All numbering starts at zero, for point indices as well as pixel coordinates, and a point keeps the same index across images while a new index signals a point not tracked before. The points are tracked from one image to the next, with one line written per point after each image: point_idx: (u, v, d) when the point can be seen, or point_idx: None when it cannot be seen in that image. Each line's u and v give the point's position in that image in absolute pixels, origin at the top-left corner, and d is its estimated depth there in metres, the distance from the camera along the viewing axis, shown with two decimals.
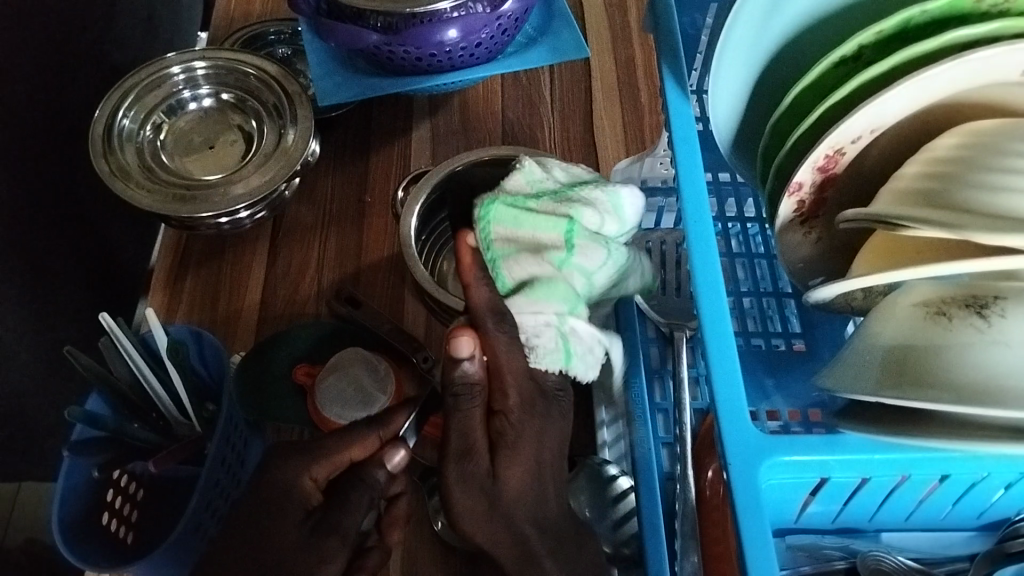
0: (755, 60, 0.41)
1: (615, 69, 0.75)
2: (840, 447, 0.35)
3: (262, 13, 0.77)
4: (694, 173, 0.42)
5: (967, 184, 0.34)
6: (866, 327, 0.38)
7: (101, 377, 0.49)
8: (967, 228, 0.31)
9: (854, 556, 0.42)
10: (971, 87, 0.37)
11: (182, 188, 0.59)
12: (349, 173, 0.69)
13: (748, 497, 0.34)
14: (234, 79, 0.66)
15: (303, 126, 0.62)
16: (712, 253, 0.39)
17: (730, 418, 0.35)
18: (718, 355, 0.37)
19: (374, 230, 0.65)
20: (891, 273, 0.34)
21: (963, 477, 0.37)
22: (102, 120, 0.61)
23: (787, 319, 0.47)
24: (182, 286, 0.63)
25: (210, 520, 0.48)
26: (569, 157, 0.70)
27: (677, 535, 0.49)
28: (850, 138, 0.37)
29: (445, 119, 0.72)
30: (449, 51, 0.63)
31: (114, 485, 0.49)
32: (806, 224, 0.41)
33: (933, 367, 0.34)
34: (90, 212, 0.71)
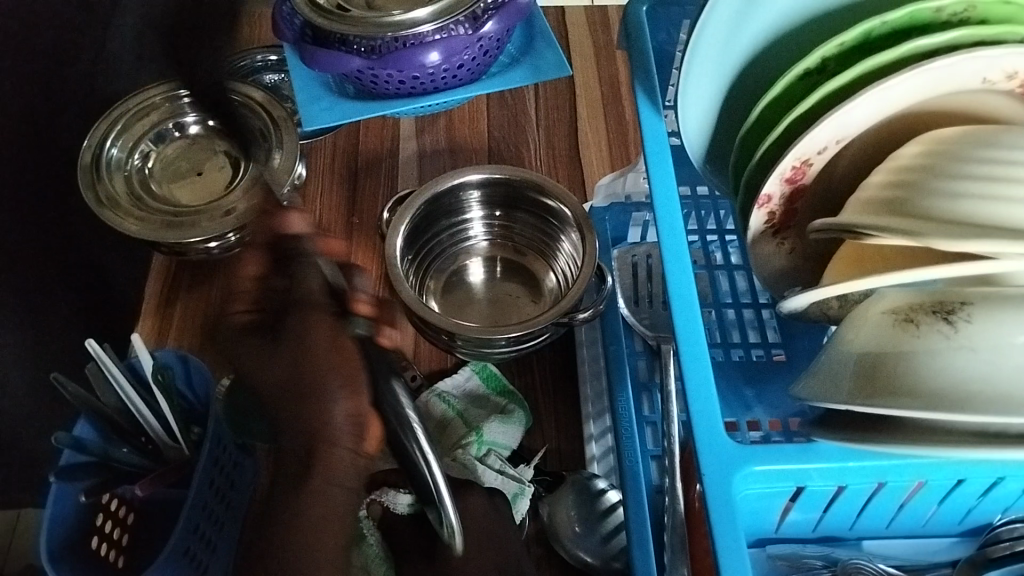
0: (724, 74, 0.42)
1: (599, 86, 0.76)
2: (816, 457, 0.36)
3: (249, 40, 0.78)
4: (667, 188, 0.42)
5: (929, 192, 0.34)
6: (837, 335, 0.38)
7: (88, 403, 0.49)
8: (929, 236, 0.32)
9: (835, 565, 0.42)
10: (933, 96, 0.37)
11: (170, 214, 0.60)
12: (336, 195, 0.69)
13: (722, 508, 0.34)
14: (220, 106, 0.67)
15: (289, 151, 0.63)
16: (685, 264, 0.40)
17: (704, 431, 0.36)
18: (692, 366, 0.37)
19: (361, 252, 0.66)
20: (858, 282, 0.34)
21: (941, 482, 0.37)
22: (91, 149, 0.62)
23: (768, 329, 0.48)
24: (171, 313, 0.63)
25: (197, 543, 0.49)
26: (554, 174, 0.70)
27: (666, 548, 0.49)
28: (815, 149, 0.38)
29: (432, 140, 0.73)
30: (432, 73, 0.64)
31: (104, 510, 0.50)
32: (778, 235, 0.42)
33: (900, 373, 0.34)
34: (82, 241, 0.72)
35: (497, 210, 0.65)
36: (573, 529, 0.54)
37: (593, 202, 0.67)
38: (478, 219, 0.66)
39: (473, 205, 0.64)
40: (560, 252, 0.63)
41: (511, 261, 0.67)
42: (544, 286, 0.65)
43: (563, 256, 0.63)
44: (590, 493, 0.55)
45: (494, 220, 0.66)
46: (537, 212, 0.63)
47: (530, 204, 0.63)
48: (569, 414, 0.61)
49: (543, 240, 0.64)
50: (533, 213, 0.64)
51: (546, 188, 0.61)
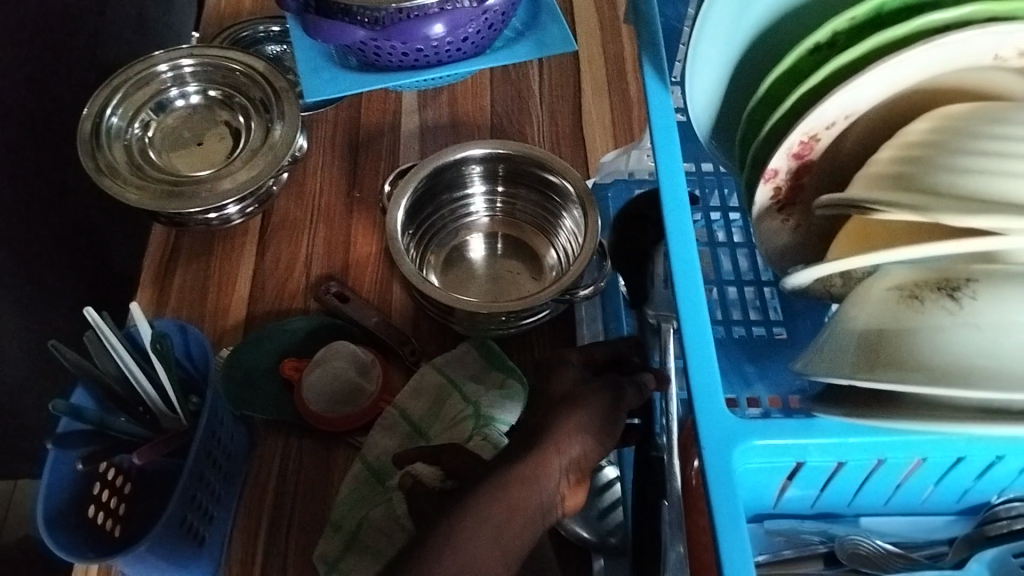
0: (732, 48, 0.41)
1: (604, 62, 0.75)
2: (816, 432, 0.36)
3: (251, 10, 0.77)
4: (673, 163, 0.42)
5: (937, 167, 0.34)
6: (840, 312, 0.38)
7: (86, 371, 0.49)
8: (937, 211, 0.31)
9: (832, 541, 0.42)
10: (943, 73, 0.37)
11: (171, 184, 0.60)
12: (338, 168, 0.69)
13: (721, 480, 0.34)
14: (221, 76, 0.66)
15: (290, 122, 0.62)
16: (689, 239, 0.40)
17: (704, 404, 0.36)
18: (694, 342, 0.37)
19: (361, 226, 0.66)
20: (864, 258, 0.34)
21: (940, 460, 0.37)
22: (90, 117, 0.62)
23: (769, 307, 0.47)
24: (170, 283, 0.63)
25: (193, 511, 0.49)
26: (557, 150, 0.70)
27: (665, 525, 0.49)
28: (823, 124, 0.37)
29: (434, 114, 0.72)
30: (436, 46, 0.64)
31: (100, 478, 0.50)
32: (783, 211, 0.41)
33: (903, 350, 0.34)
34: (82, 209, 0.72)
35: (501, 186, 0.65)
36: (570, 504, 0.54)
37: (596, 179, 0.66)
38: (480, 195, 0.65)
39: (475, 180, 0.64)
40: (562, 229, 0.63)
41: (512, 238, 0.66)
42: (545, 264, 0.64)
43: (565, 233, 0.63)
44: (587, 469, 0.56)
45: (496, 196, 0.65)
46: (539, 189, 0.63)
47: (533, 181, 0.63)
48: None
49: (545, 217, 0.64)
50: (535, 189, 0.64)
51: (549, 164, 0.61)
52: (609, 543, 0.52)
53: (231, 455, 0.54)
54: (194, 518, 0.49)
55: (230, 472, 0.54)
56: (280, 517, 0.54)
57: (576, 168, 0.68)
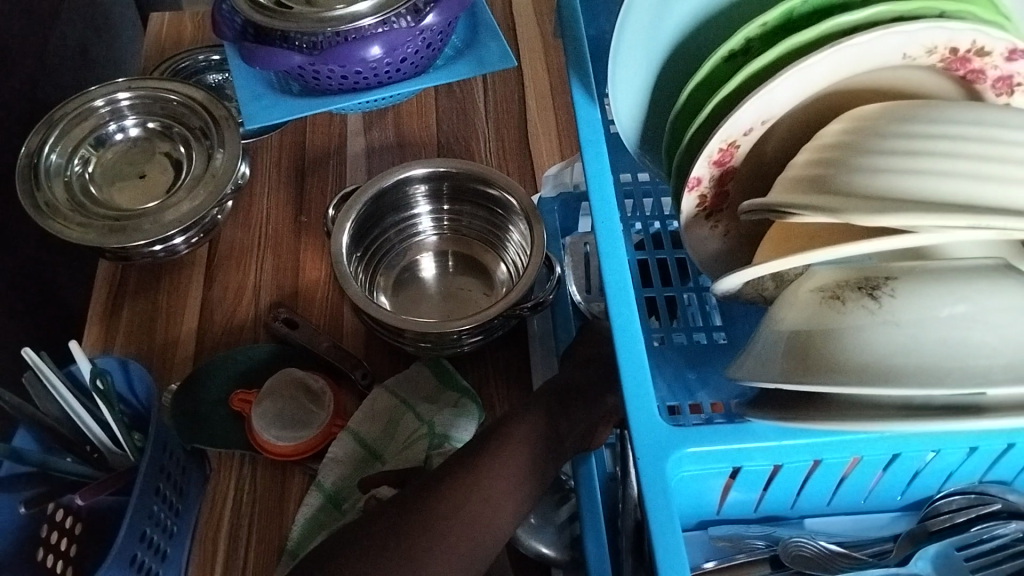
0: (651, 59, 0.41)
1: (548, 75, 0.75)
2: (748, 436, 0.36)
3: (192, 41, 0.77)
4: (602, 178, 0.42)
5: (850, 168, 0.35)
6: (769, 315, 0.38)
7: (27, 414, 0.48)
8: (852, 212, 0.32)
9: (776, 544, 0.41)
10: (853, 74, 0.37)
11: (113, 219, 0.59)
12: (284, 194, 0.69)
13: (656, 489, 0.34)
14: (161, 108, 0.66)
15: (231, 149, 0.62)
16: (620, 253, 0.40)
17: (638, 416, 0.36)
18: (626, 353, 0.37)
19: (310, 251, 0.66)
20: (785, 261, 0.34)
21: (877, 457, 0.38)
22: (27, 156, 0.61)
23: (709, 313, 0.47)
24: (118, 319, 0.62)
25: (147, 551, 0.48)
26: (504, 166, 0.70)
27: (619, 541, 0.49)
28: (741, 130, 0.38)
29: (380, 135, 0.72)
30: (375, 68, 0.64)
31: (49, 521, 0.48)
32: (711, 218, 0.41)
33: (829, 350, 0.34)
34: (23, 247, 0.71)
35: (446, 203, 0.65)
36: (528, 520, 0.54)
37: (542, 193, 0.67)
38: (426, 214, 0.65)
39: (420, 199, 0.64)
40: (509, 244, 0.63)
41: (461, 255, 0.67)
42: (494, 279, 0.65)
43: (512, 247, 0.63)
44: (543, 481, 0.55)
45: (442, 215, 0.65)
46: (484, 205, 0.63)
47: (476, 196, 0.63)
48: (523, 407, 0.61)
49: (491, 232, 0.64)
50: (480, 205, 0.64)
51: (491, 179, 0.61)
52: (568, 557, 0.52)
53: (184, 490, 0.53)
54: (148, 556, 0.48)
55: (184, 506, 0.53)
56: (236, 550, 0.53)
57: (523, 182, 0.69)
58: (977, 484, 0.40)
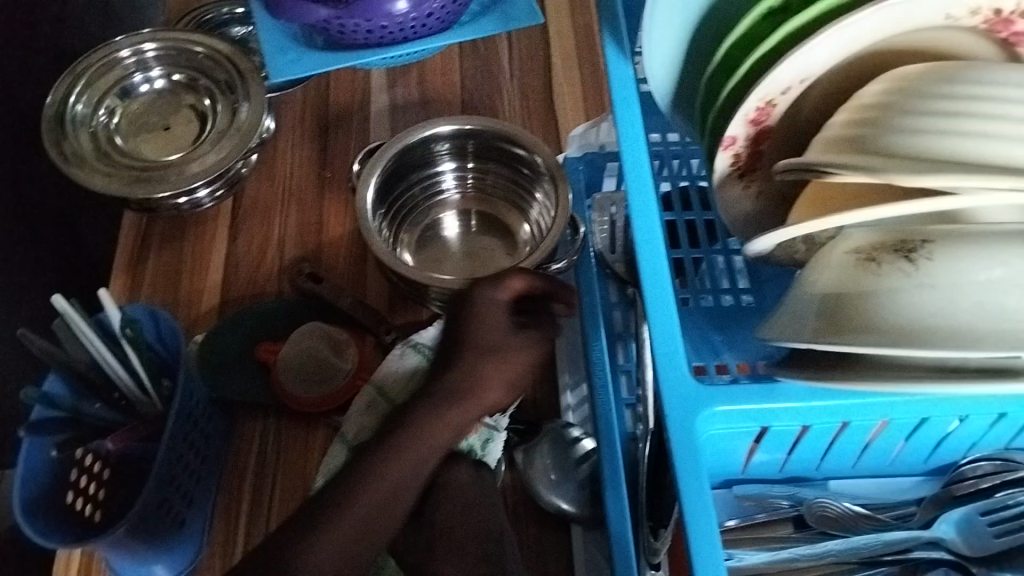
0: (688, 15, 0.41)
1: (575, 35, 0.75)
2: (778, 396, 0.36)
3: None
4: (634, 134, 0.42)
5: (890, 129, 0.34)
6: (801, 276, 0.38)
7: (57, 359, 0.48)
8: (891, 172, 0.31)
9: (800, 505, 0.42)
10: (895, 34, 0.37)
11: (138, 169, 0.59)
12: (309, 149, 0.69)
13: (685, 447, 0.34)
14: (185, 59, 0.65)
15: (256, 102, 0.62)
16: (650, 209, 0.40)
17: (668, 375, 0.36)
18: (658, 312, 0.37)
19: (334, 206, 0.66)
20: (820, 221, 0.34)
21: (905, 420, 0.38)
22: (54, 106, 0.61)
23: (737, 275, 0.47)
24: (144, 270, 0.63)
25: (172, 496, 0.49)
26: (528, 125, 0.70)
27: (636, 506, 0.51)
28: (779, 89, 0.37)
29: (404, 92, 0.72)
30: (401, 23, 0.63)
31: (77, 465, 0.49)
32: (744, 178, 0.41)
33: (862, 312, 0.34)
34: (49, 198, 0.71)
35: (470, 162, 0.64)
36: (549, 477, 0.54)
37: (567, 153, 0.66)
38: (451, 172, 0.65)
39: (444, 157, 0.64)
40: (533, 204, 0.63)
41: (484, 214, 0.66)
42: (517, 240, 0.65)
43: (536, 209, 0.63)
44: (565, 442, 0.56)
45: (467, 173, 0.65)
46: (509, 164, 0.63)
47: (501, 156, 0.63)
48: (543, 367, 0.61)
49: (515, 192, 0.64)
50: (505, 164, 0.63)
51: (517, 138, 0.60)
52: (587, 514, 0.53)
53: (210, 440, 0.54)
54: (173, 502, 0.49)
55: (208, 456, 0.54)
56: (261, 498, 0.54)
57: (548, 142, 0.68)
58: (1003, 450, 0.41)
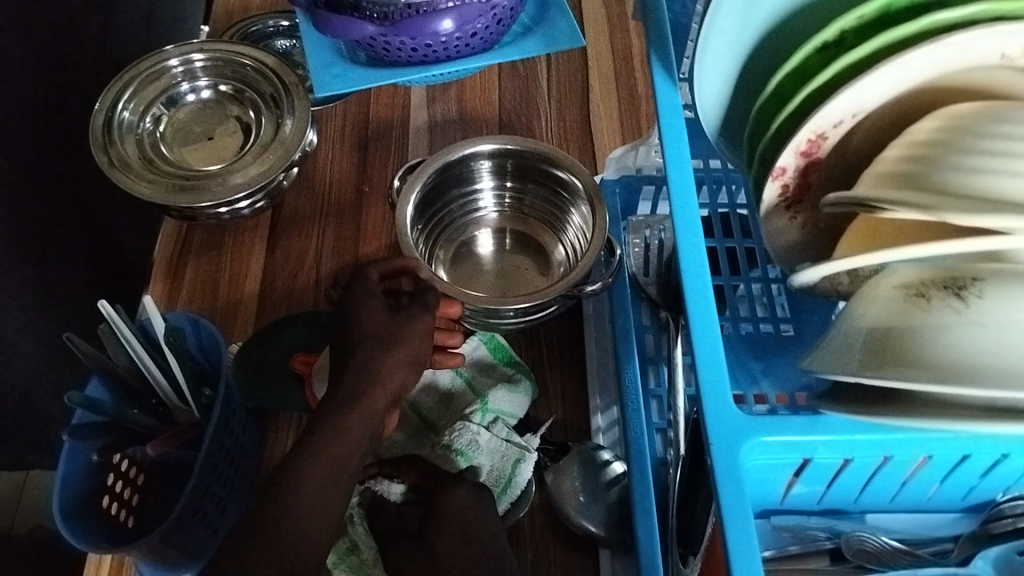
0: (740, 46, 0.41)
1: (613, 57, 0.75)
2: (822, 428, 0.36)
3: (260, 6, 0.78)
4: (681, 160, 0.42)
5: (944, 167, 0.34)
6: (847, 309, 0.38)
7: (100, 363, 0.49)
8: (945, 209, 0.32)
9: (838, 537, 0.43)
10: (948, 72, 0.37)
11: (181, 178, 0.60)
12: (348, 163, 0.69)
13: (729, 478, 0.34)
14: (231, 71, 0.67)
15: (300, 116, 0.62)
16: (697, 237, 0.40)
17: (713, 404, 0.36)
18: (702, 341, 0.37)
19: (371, 220, 0.66)
20: (871, 255, 0.34)
21: (946, 458, 0.38)
22: (102, 112, 0.62)
23: (777, 305, 0.47)
24: (183, 277, 0.64)
25: (206, 503, 0.50)
26: (565, 146, 0.70)
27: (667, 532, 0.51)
28: (831, 122, 0.38)
29: (443, 109, 0.73)
30: (445, 42, 0.64)
31: (114, 470, 0.50)
32: (791, 209, 0.41)
33: (911, 347, 0.34)
34: (90, 202, 0.72)
35: (509, 179, 0.65)
36: (578, 498, 0.54)
37: (604, 175, 0.67)
38: (489, 188, 0.65)
39: (483, 173, 0.64)
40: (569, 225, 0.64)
41: (520, 232, 0.67)
42: (552, 261, 0.65)
43: (572, 229, 0.63)
44: (595, 464, 0.56)
45: (504, 190, 0.66)
46: (547, 184, 0.63)
47: (540, 176, 0.63)
48: (574, 388, 0.61)
49: (552, 212, 0.65)
50: (542, 184, 0.64)
51: (557, 159, 0.61)
52: (616, 537, 0.53)
53: (244, 449, 0.54)
54: (207, 509, 0.50)
55: (242, 464, 0.54)
56: None
57: (584, 164, 0.69)
58: None
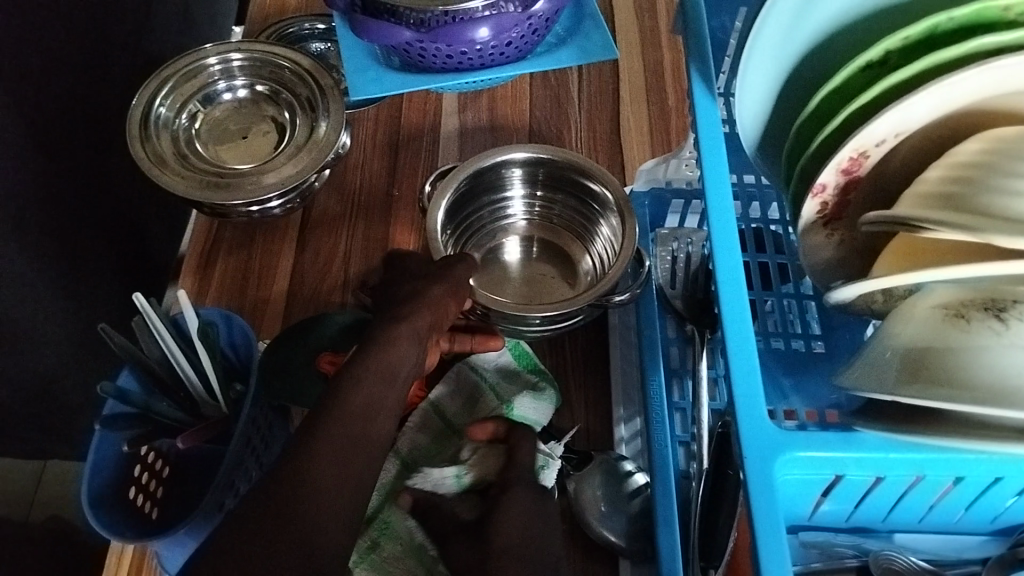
0: (782, 63, 0.42)
1: (643, 71, 0.76)
2: (855, 446, 0.36)
3: (296, 8, 0.79)
4: (719, 172, 0.42)
5: (988, 189, 0.35)
6: (884, 327, 0.38)
7: (132, 355, 0.49)
8: (993, 232, 0.32)
9: (866, 555, 0.44)
10: (992, 96, 0.37)
11: (214, 175, 0.61)
12: (378, 166, 0.70)
13: (764, 491, 0.34)
14: (268, 72, 0.67)
15: (335, 118, 0.63)
16: (734, 249, 0.40)
17: (747, 417, 0.36)
18: (738, 354, 0.37)
19: (401, 223, 0.67)
20: (911, 275, 0.34)
21: (977, 480, 0.37)
22: (140, 106, 0.63)
23: (808, 322, 0.47)
24: (212, 272, 0.64)
25: (231, 497, 0.50)
26: (594, 157, 0.71)
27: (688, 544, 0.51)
28: (874, 141, 0.38)
29: (473, 116, 0.73)
30: (480, 50, 0.64)
31: (141, 462, 0.51)
32: (828, 226, 0.42)
33: (950, 368, 0.34)
34: (121, 195, 0.73)
35: (540, 188, 0.65)
36: (599, 508, 0.54)
37: (633, 187, 0.67)
38: (520, 196, 0.66)
39: (515, 181, 0.64)
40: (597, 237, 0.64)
41: (548, 242, 0.67)
42: (578, 273, 0.65)
43: (598, 241, 0.64)
44: (617, 475, 0.56)
45: (535, 199, 0.66)
46: (578, 195, 0.64)
47: (572, 186, 0.63)
48: (598, 398, 0.62)
49: (580, 223, 0.65)
50: (572, 195, 0.64)
51: (590, 171, 0.61)
52: (636, 549, 0.53)
53: (269, 445, 0.55)
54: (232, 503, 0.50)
55: (266, 459, 0.55)
56: None
57: (613, 176, 0.69)
58: None
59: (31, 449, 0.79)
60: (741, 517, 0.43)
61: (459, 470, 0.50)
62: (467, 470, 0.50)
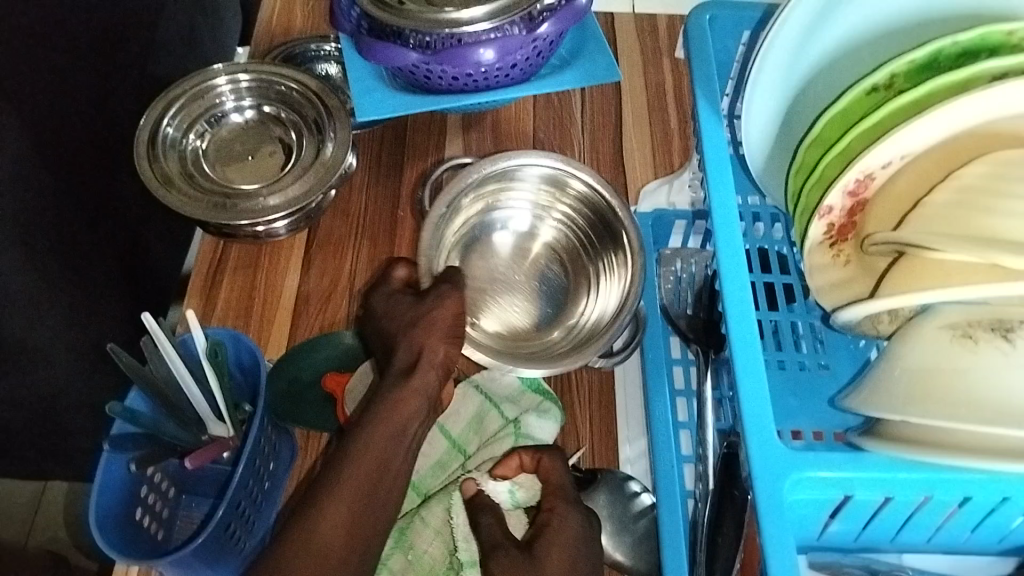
0: None
1: (646, 92, 0.76)
2: (864, 465, 0.36)
3: (301, 29, 0.79)
4: (726, 192, 0.43)
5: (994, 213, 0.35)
6: (891, 346, 0.39)
7: (140, 374, 0.49)
8: (1001, 252, 0.32)
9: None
10: (997, 119, 0.38)
11: (221, 195, 0.61)
12: (384, 187, 0.70)
13: (773, 510, 0.35)
14: (275, 93, 0.68)
15: (342, 140, 0.63)
16: (741, 268, 0.41)
17: (756, 436, 0.36)
18: (747, 374, 0.38)
19: (406, 243, 0.67)
20: (918, 295, 0.35)
21: (984, 500, 0.38)
22: (148, 128, 0.63)
23: (813, 342, 0.47)
24: (217, 291, 0.64)
25: (238, 519, 0.50)
26: (597, 177, 0.71)
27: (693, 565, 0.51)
28: (879, 164, 0.38)
29: (478, 137, 0.74)
30: (485, 71, 0.64)
31: (149, 483, 0.51)
32: (835, 247, 0.42)
33: (957, 388, 0.34)
34: (126, 215, 0.74)
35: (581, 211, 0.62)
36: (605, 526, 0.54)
37: (636, 208, 0.68)
38: (554, 207, 0.64)
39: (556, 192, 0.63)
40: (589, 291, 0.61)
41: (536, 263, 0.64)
42: (567, 309, 0.62)
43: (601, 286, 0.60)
44: (623, 494, 0.56)
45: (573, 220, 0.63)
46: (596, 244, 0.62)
47: (605, 217, 0.61)
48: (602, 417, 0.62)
49: (594, 260, 0.62)
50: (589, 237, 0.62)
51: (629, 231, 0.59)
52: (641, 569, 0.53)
53: (276, 464, 0.55)
54: (239, 524, 0.50)
55: (273, 479, 0.55)
56: None
57: (617, 196, 0.70)
58: None
59: (35, 469, 0.79)
60: (750, 538, 0.43)
61: (515, 485, 0.49)
62: (522, 488, 0.49)
